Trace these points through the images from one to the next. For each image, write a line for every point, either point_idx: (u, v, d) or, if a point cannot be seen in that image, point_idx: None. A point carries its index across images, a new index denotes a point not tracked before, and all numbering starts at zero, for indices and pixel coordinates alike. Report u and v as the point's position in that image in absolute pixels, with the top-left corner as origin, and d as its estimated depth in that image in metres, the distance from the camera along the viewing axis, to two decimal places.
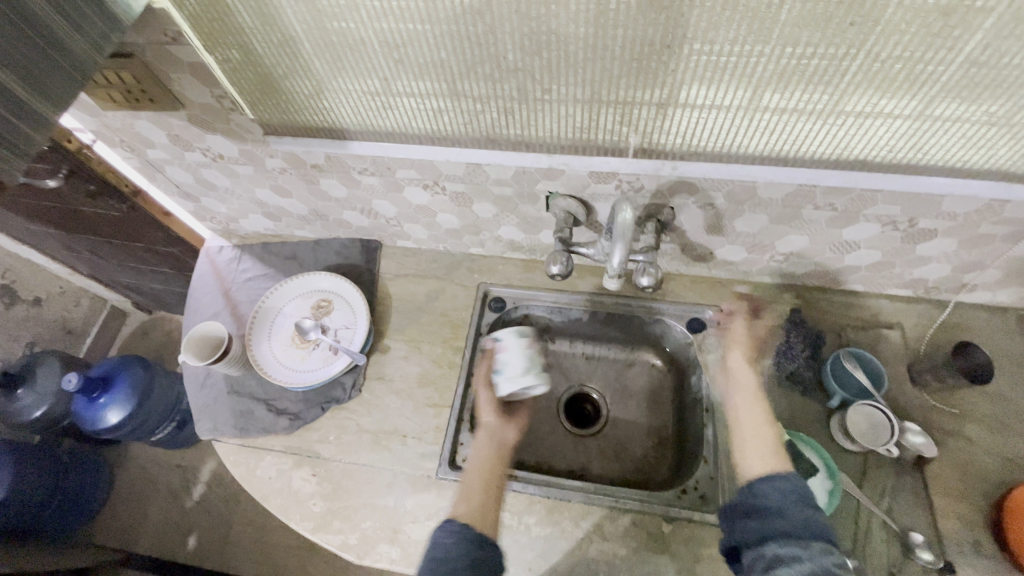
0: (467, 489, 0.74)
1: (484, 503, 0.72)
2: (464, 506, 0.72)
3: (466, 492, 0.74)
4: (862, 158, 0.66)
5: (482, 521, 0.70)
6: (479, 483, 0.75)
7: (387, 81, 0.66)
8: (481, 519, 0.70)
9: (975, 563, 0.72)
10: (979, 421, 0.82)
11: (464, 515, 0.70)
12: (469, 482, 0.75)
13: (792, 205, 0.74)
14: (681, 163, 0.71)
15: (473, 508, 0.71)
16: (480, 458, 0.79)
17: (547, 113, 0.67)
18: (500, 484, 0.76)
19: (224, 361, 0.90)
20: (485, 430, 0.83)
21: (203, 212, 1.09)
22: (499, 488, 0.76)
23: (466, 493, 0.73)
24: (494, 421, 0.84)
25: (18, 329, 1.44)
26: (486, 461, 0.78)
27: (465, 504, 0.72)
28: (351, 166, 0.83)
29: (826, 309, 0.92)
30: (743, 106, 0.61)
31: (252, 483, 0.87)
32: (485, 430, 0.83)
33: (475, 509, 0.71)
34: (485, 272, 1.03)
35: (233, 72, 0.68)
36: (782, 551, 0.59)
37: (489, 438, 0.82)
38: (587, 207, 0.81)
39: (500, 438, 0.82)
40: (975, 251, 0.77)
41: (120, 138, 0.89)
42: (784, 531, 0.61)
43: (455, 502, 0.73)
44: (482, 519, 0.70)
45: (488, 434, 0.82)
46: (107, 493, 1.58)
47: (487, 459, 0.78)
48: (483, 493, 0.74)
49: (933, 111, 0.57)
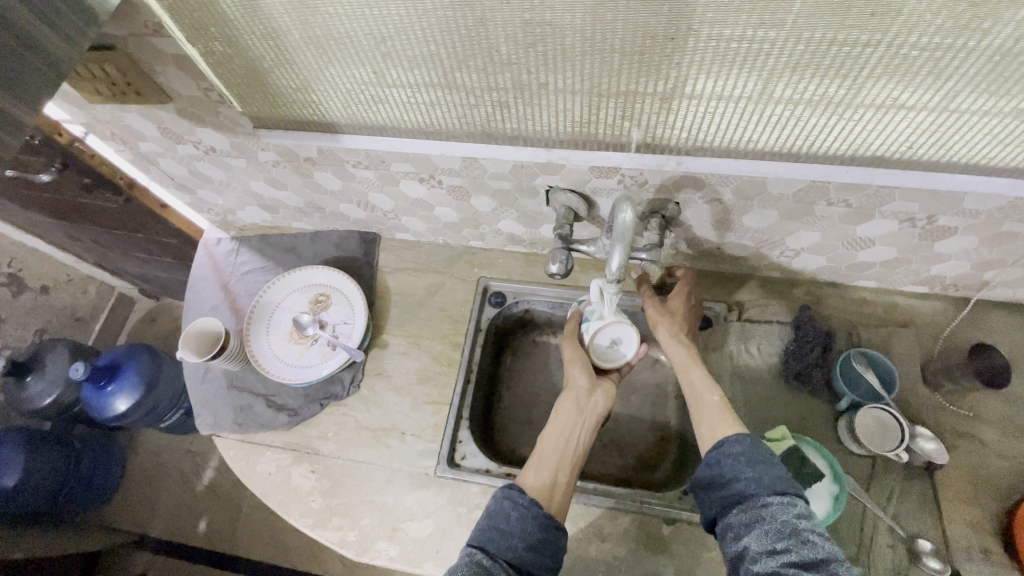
0: (540, 456, 0.72)
1: (553, 475, 0.70)
2: (534, 476, 0.70)
3: (539, 460, 0.72)
4: (879, 154, 0.62)
5: (552, 495, 0.68)
6: (551, 451, 0.72)
7: (377, 74, 0.63)
8: (550, 492, 0.68)
9: (983, 570, 0.71)
10: (993, 424, 0.80)
11: (534, 485, 0.69)
12: (544, 450, 0.73)
13: (803, 201, 0.70)
14: (687, 158, 0.67)
15: (541, 479, 0.69)
16: (559, 425, 0.75)
17: (545, 107, 0.63)
18: (575, 455, 0.73)
19: (222, 357, 0.89)
20: (570, 392, 0.77)
21: (200, 204, 1.08)
22: (574, 460, 0.72)
23: (539, 462, 0.71)
24: (583, 385, 0.78)
25: (27, 317, 1.46)
26: (561, 430, 0.74)
27: (535, 474, 0.70)
28: (345, 159, 0.81)
29: (837, 306, 0.89)
30: (753, 98, 0.57)
31: (252, 478, 0.88)
32: (570, 391, 0.78)
33: (544, 480, 0.69)
34: (485, 265, 1.01)
35: (218, 65, 0.66)
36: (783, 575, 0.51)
37: (572, 401, 0.76)
38: (589, 202, 0.78)
39: (588, 405, 0.77)
40: (998, 249, 0.73)
41: (111, 131, 0.88)
42: (779, 551, 0.53)
43: (527, 468, 0.72)
44: (549, 492, 0.68)
45: (573, 396, 0.77)
46: (119, 478, 1.61)
47: (565, 428, 0.74)
48: (555, 462, 0.71)
49: (958, 105, 0.53)
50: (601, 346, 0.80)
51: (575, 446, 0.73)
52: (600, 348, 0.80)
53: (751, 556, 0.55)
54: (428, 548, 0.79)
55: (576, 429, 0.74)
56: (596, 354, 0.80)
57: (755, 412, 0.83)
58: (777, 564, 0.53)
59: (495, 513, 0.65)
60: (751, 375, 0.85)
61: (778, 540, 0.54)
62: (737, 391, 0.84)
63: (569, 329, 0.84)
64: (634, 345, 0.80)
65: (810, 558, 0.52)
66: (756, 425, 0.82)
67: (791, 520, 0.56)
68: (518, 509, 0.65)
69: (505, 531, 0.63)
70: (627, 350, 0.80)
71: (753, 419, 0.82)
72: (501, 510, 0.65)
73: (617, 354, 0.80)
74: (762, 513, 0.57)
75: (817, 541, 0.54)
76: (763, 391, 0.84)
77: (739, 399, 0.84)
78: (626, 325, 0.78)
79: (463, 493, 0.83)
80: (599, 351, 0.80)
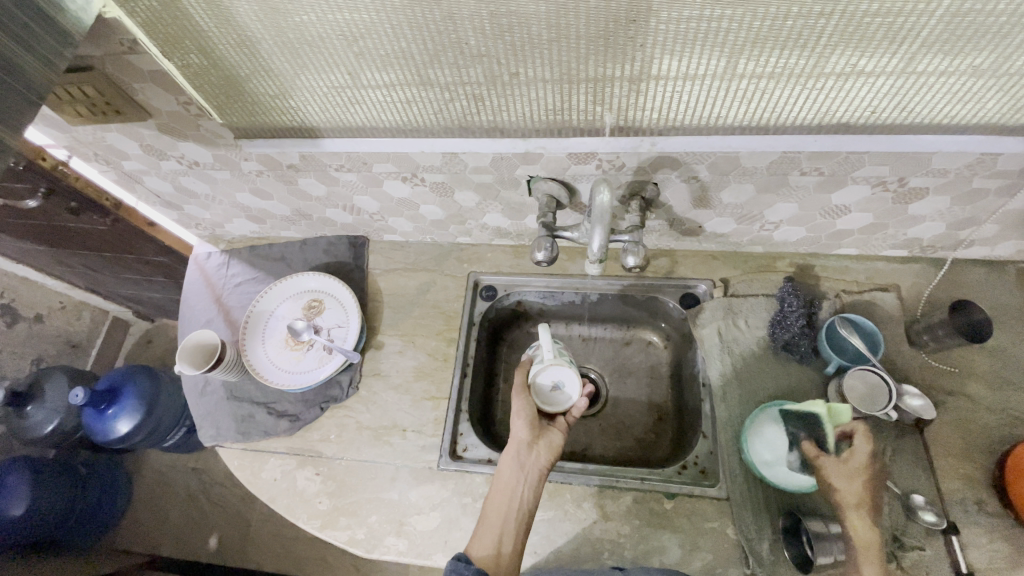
0: (484, 523, 0.74)
1: (497, 542, 0.71)
2: (481, 543, 0.72)
3: (485, 526, 0.73)
4: (845, 120, 0.64)
5: (497, 563, 0.70)
6: (495, 517, 0.74)
7: (352, 75, 0.64)
8: (495, 560, 0.70)
9: (979, 520, 0.73)
10: (980, 379, 0.82)
11: (481, 554, 0.71)
12: (487, 516, 0.74)
13: (777, 173, 0.72)
14: (661, 139, 0.69)
15: (486, 547, 0.71)
16: (501, 486, 0.76)
17: (519, 97, 0.65)
18: (519, 516, 0.74)
19: (220, 367, 0.90)
20: (512, 448, 0.78)
21: (188, 219, 1.09)
22: (518, 521, 0.74)
23: (482, 527, 0.73)
24: (523, 439, 0.79)
25: (23, 347, 1.46)
26: (502, 490, 0.75)
27: (480, 542, 0.72)
28: (327, 164, 0.82)
29: (821, 274, 0.91)
30: (718, 75, 0.59)
31: (257, 485, 0.88)
32: (511, 448, 0.78)
33: (488, 548, 0.71)
34: (474, 260, 1.03)
35: (195, 77, 0.67)
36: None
37: (512, 459, 0.77)
38: (570, 189, 0.80)
39: (529, 459, 0.77)
40: (970, 207, 0.75)
41: (94, 152, 0.90)
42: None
43: (475, 536, 0.74)
44: (495, 560, 0.70)
45: (514, 453, 0.77)
46: (126, 501, 1.61)
47: (509, 487, 0.75)
48: (498, 529, 0.73)
49: (916, 67, 0.55)
50: (545, 388, 0.83)
51: (519, 505, 0.75)
52: (543, 389, 0.83)
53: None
54: (436, 540, 0.80)
55: (517, 486, 0.75)
56: (541, 397, 0.82)
57: (746, 383, 0.84)
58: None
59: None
60: (741, 348, 0.87)
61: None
62: (728, 365, 0.86)
63: (519, 379, 0.84)
64: (576, 390, 0.83)
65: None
66: (749, 395, 0.83)
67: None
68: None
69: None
70: (570, 395, 0.82)
71: (746, 391, 0.84)
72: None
73: (560, 399, 0.82)
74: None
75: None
76: (753, 363, 0.85)
77: (730, 372, 0.85)
78: (567, 368, 0.82)
79: (467, 484, 0.84)
80: (543, 394, 0.83)
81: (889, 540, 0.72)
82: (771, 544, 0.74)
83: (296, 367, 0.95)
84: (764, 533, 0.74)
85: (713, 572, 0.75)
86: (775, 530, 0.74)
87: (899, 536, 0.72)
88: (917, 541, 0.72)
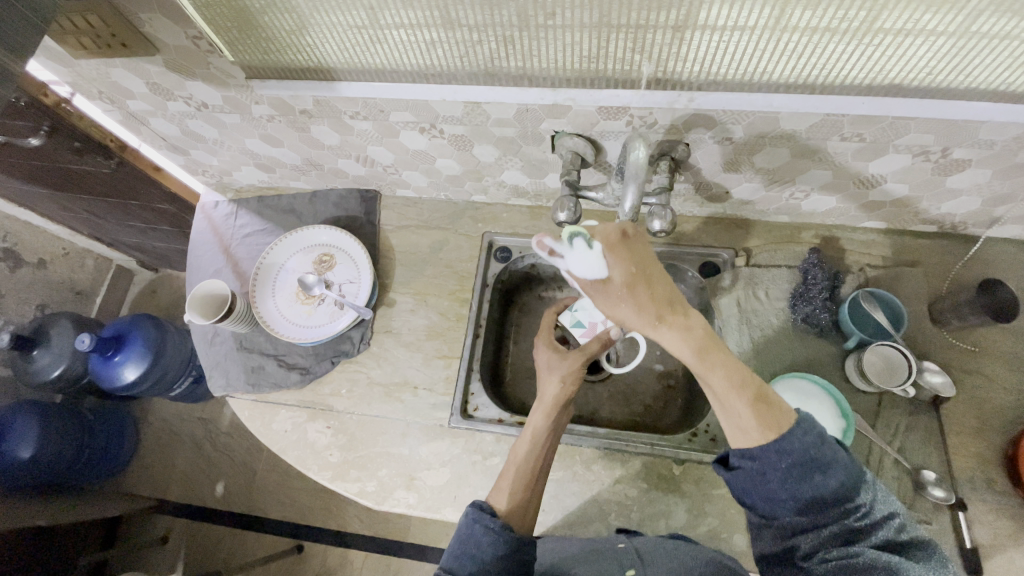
0: (514, 476, 0.71)
1: (529, 495, 0.70)
2: (509, 498, 0.69)
3: (512, 481, 0.70)
4: (896, 81, 0.60)
5: (525, 515, 0.69)
6: (525, 471, 0.71)
7: (374, 12, 0.60)
8: (524, 513, 0.69)
9: (986, 498, 0.73)
10: (998, 359, 0.81)
11: (509, 506, 0.68)
12: (519, 471, 0.71)
13: (816, 137, 0.69)
14: (698, 94, 0.65)
15: (517, 499, 0.69)
16: (530, 444, 0.73)
17: (551, 41, 0.61)
18: (543, 471, 0.74)
19: (230, 319, 0.88)
20: (548, 406, 0.75)
21: (195, 165, 1.06)
22: (542, 476, 0.73)
23: (514, 481, 0.70)
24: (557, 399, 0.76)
25: (27, 291, 1.44)
26: (533, 448, 0.73)
27: (510, 494, 0.70)
28: (342, 110, 0.78)
29: (846, 247, 0.89)
30: (768, 26, 0.54)
31: (268, 436, 0.89)
32: (547, 406, 0.75)
33: (520, 502, 0.69)
34: (489, 220, 1.00)
35: (205, 8, 0.63)
36: (871, 557, 0.51)
37: (548, 417, 0.75)
38: (596, 146, 0.76)
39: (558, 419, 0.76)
40: (1011, 182, 0.72)
41: (98, 89, 0.86)
42: (824, 524, 0.53)
43: (500, 488, 0.70)
44: (524, 513, 0.69)
45: (550, 413, 0.75)
46: (133, 446, 1.64)
47: (543, 443, 0.74)
48: (530, 484, 0.71)
49: (980, 27, 0.51)
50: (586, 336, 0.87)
51: (545, 461, 0.74)
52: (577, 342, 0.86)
53: (803, 554, 0.53)
54: (446, 495, 0.81)
55: (543, 446, 0.74)
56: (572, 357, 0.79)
57: (764, 355, 0.83)
58: (832, 545, 0.52)
59: (466, 538, 0.63)
60: (759, 319, 0.85)
61: (807, 522, 0.53)
62: (746, 336, 0.85)
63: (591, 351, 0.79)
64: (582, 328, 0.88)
65: (862, 523, 0.53)
66: (765, 367, 0.83)
67: (811, 441, 0.53)
68: (490, 534, 0.63)
69: (477, 557, 0.61)
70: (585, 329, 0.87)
71: (760, 363, 0.83)
72: (472, 536, 0.63)
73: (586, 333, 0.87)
74: (804, 489, 0.52)
75: (836, 461, 0.53)
76: (771, 335, 0.84)
77: (748, 343, 0.84)
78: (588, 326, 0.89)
79: (477, 442, 0.85)
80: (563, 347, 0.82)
81: None
82: None
83: (314, 317, 0.94)
84: None
85: (718, 536, 0.76)
86: None
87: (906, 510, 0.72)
88: (924, 516, 0.72)
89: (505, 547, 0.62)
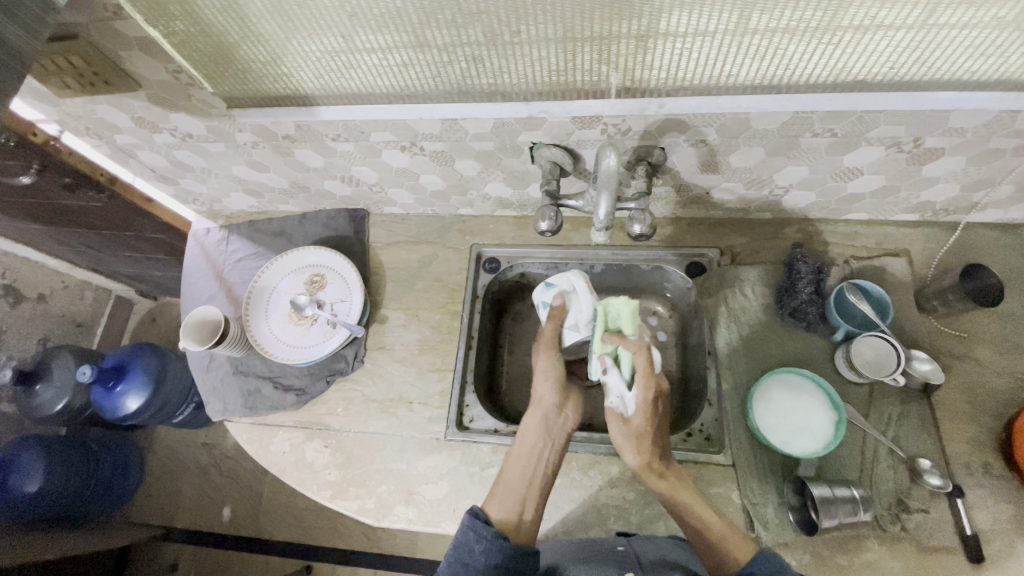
0: (505, 485, 0.75)
1: (519, 506, 0.73)
2: (501, 506, 0.73)
3: (505, 489, 0.74)
4: (860, 77, 0.61)
5: (516, 528, 0.71)
6: (516, 479, 0.75)
7: (346, 38, 0.61)
8: (514, 525, 0.71)
9: (983, 483, 0.73)
10: (988, 343, 0.81)
11: (500, 517, 0.72)
12: (510, 479, 0.75)
13: (788, 134, 0.70)
14: (668, 100, 0.66)
15: (507, 511, 0.72)
16: (526, 450, 0.77)
17: (520, 58, 0.62)
18: (542, 479, 0.76)
19: (225, 343, 0.89)
20: (540, 410, 0.80)
21: (186, 194, 1.08)
22: (539, 486, 0.75)
23: (505, 491, 0.74)
24: (551, 403, 0.81)
25: (29, 327, 1.46)
26: (527, 454, 0.77)
27: (501, 504, 0.73)
28: (324, 134, 0.80)
29: (830, 240, 0.89)
30: (730, 31, 0.56)
31: (267, 457, 0.89)
32: (540, 411, 0.80)
33: (510, 514, 0.72)
34: (476, 232, 1.01)
35: (182, 45, 0.64)
36: None
37: (540, 421, 0.79)
38: (573, 155, 0.78)
39: (556, 424, 0.80)
40: (985, 168, 0.73)
41: (85, 126, 0.88)
42: None
43: (495, 498, 0.74)
44: (515, 524, 0.71)
45: (542, 416, 0.79)
46: (139, 475, 1.64)
47: (534, 450, 0.77)
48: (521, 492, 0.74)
49: (936, 19, 0.52)
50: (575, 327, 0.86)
51: (543, 469, 0.76)
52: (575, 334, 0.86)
53: None
54: (445, 508, 0.82)
55: (543, 452, 0.77)
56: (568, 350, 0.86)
57: (754, 350, 0.84)
58: None
59: (459, 545, 0.67)
60: (747, 316, 0.86)
61: None
62: (735, 333, 0.85)
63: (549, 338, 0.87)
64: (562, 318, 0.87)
65: None
66: (756, 363, 0.83)
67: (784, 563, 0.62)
68: (482, 542, 0.66)
69: (470, 565, 0.65)
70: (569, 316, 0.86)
71: (751, 359, 0.83)
72: (465, 543, 0.67)
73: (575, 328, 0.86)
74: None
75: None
76: (760, 330, 0.85)
77: (738, 340, 0.85)
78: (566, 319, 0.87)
79: (473, 454, 0.85)
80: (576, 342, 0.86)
81: (893, 503, 0.72)
82: (775, 509, 0.74)
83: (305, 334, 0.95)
84: (768, 497, 0.75)
85: None
86: (779, 496, 0.75)
87: (903, 499, 0.72)
88: (921, 504, 0.72)
89: (496, 556, 0.66)
